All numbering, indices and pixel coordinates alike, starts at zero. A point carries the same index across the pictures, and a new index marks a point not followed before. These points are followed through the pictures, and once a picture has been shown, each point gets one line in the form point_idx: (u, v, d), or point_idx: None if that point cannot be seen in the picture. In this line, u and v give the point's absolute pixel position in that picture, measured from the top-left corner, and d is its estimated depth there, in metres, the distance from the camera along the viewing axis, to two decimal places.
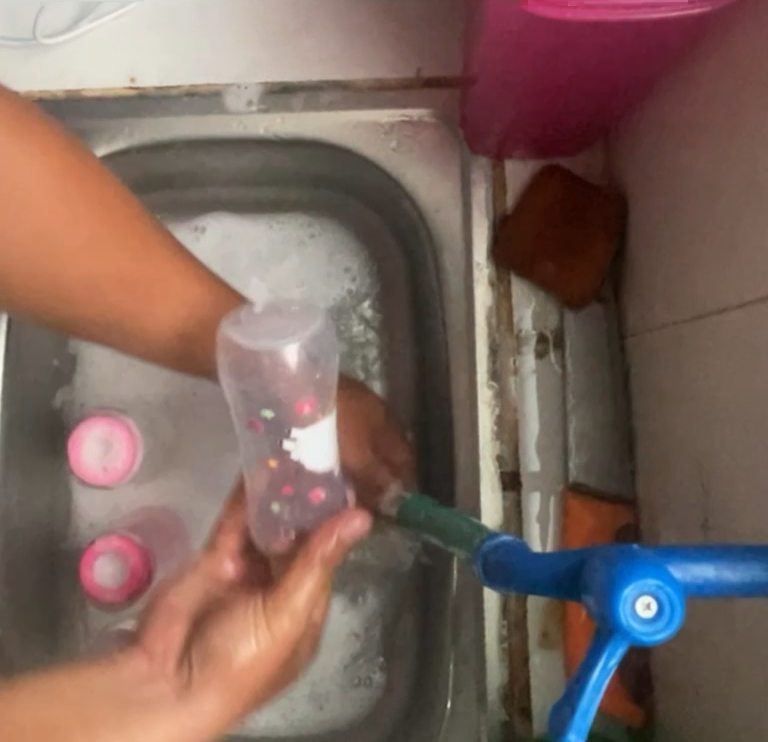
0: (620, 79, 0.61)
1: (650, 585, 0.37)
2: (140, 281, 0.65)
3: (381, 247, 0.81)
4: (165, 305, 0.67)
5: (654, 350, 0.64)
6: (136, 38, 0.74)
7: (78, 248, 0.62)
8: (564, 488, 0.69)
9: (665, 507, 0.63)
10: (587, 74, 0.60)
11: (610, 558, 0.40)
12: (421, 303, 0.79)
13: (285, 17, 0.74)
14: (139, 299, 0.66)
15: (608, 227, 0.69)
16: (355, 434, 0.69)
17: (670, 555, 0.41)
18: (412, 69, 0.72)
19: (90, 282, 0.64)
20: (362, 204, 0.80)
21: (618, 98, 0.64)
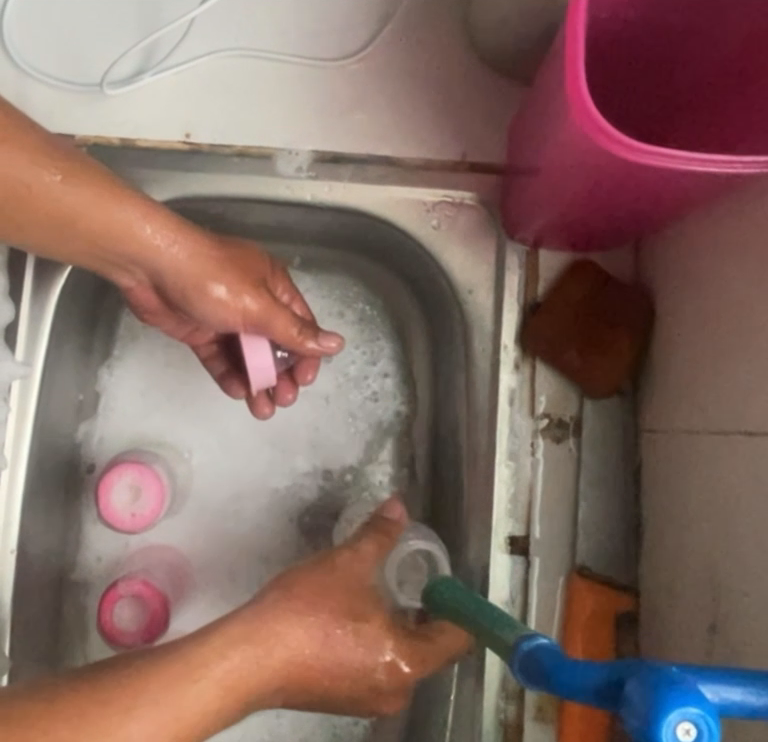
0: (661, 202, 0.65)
1: (692, 712, 0.40)
2: (68, 212, 0.60)
3: (405, 313, 0.86)
4: (109, 237, 0.63)
5: (670, 451, 0.68)
6: (194, 94, 0.77)
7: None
8: (569, 571, 0.73)
9: (668, 603, 0.66)
10: (633, 192, 0.64)
11: (650, 676, 0.42)
12: (439, 372, 0.83)
13: (340, 90, 0.77)
14: (87, 213, 0.60)
15: (633, 325, 0.73)
16: (232, 276, 0.67)
17: (701, 674, 0.43)
18: (457, 153, 0.77)
19: (22, 212, 0.59)
20: (395, 277, 0.84)
21: (655, 215, 0.68)
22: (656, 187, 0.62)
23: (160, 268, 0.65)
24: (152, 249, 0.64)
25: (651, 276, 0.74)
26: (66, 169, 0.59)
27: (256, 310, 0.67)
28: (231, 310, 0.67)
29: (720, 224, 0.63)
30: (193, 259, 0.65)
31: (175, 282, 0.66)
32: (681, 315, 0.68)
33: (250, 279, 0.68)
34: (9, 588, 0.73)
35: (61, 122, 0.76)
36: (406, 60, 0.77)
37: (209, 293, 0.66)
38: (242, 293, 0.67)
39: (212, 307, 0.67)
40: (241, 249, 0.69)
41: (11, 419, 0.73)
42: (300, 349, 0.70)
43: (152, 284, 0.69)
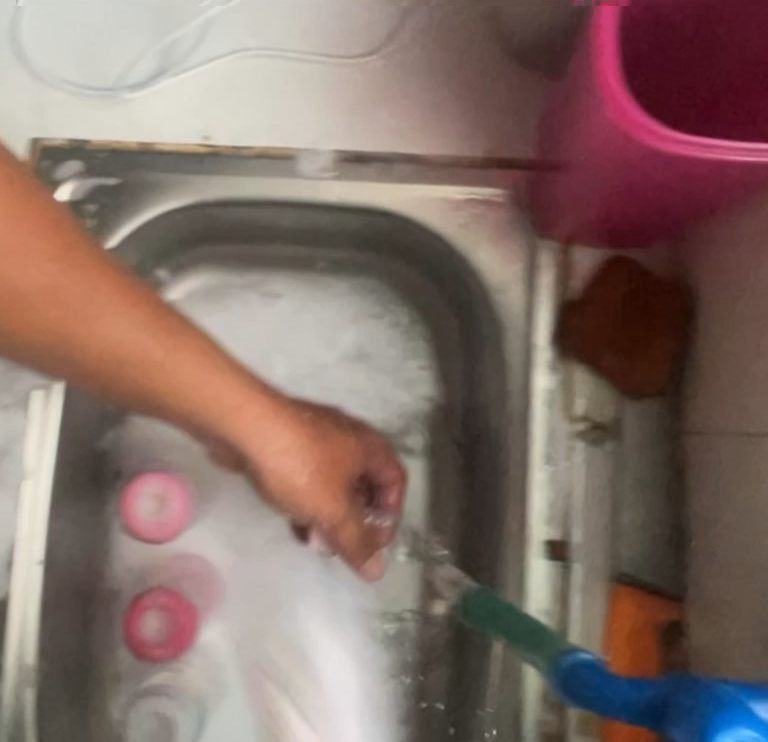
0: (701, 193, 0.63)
1: (742, 736, 0.39)
2: (185, 391, 0.59)
3: (438, 316, 0.81)
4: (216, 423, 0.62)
5: (714, 453, 0.65)
6: (215, 96, 0.75)
7: (101, 339, 0.55)
8: (611, 578, 0.70)
9: (715, 610, 0.63)
10: (671, 184, 0.61)
11: (697, 698, 0.41)
12: (474, 377, 0.78)
13: (362, 88, 0.75)
14: (202, 406, 0.60)
15: (671, 324, 0.70)
16: (321, 481, 0.69)
17: (750, 693, 0.42)
18: (485, 149, 0.75)
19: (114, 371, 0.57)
20: (425, 279, 0.80)
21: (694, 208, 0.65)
22: (694, 179, 0.59)
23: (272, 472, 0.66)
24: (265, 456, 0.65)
25: (689, 269, 0.71)
26: (184, 349, 0.58)
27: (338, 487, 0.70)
28: (312, 508, 0.70)
29: (763, 215, 0.60)
30: (294, 463, 0.66)
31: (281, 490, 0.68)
32: (723, 310, 0.66)
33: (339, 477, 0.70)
34: (37, 599, 0.72)
35: (80, 129, 0.75)
36: (429, 53, 0.75)
37: (301, 490, 0.67)
38: (322, 502, 0.69)
39: (298, 503, 0.68)
40: (337, 440, 0.70)
41: (33, 428, 0.73)
42: (356, 561, 0.76)
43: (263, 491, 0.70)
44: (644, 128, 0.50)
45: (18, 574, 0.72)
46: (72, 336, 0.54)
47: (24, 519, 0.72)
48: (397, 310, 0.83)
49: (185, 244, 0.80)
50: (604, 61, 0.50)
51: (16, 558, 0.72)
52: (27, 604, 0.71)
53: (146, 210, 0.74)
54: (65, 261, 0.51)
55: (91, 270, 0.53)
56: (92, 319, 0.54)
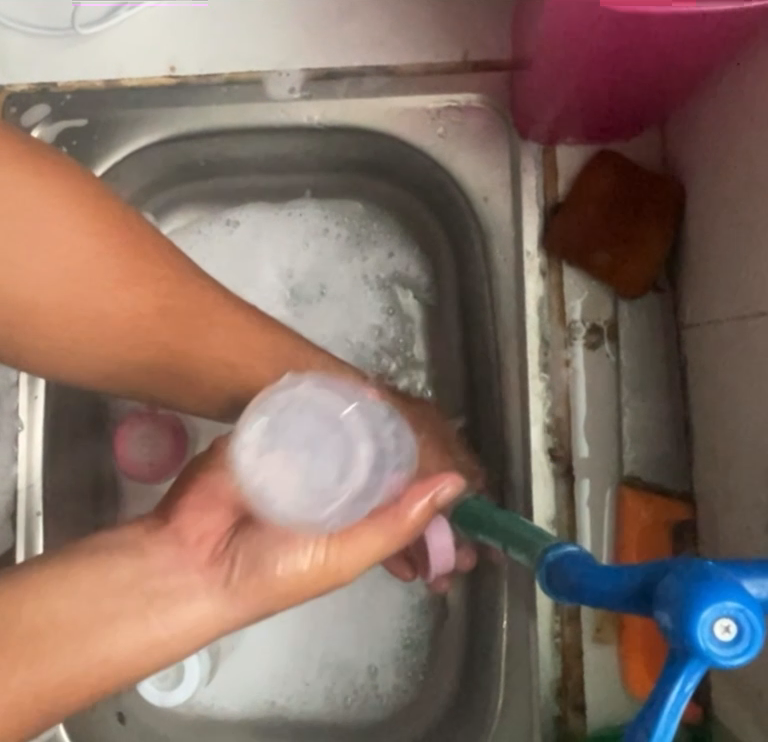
0: (679, 66, 0.59)
1: (730, 608, 0.37)
2: (223, 364, 0.61)
3: (426, 232, 0.79)
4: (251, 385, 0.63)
5: (715, 342, 0.63)
6: (174, 25, 0.73)
7: (198, 355, 0.61)
8: (618, 482, 0.68)
9: (727, 505, 0.61)
10: (646, 59, 0.58)
11: (683, 575, 0.39)
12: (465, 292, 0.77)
13: (327, 2, 0.72)
14: (236, 377, 0.62)
15: (663, 216, 0.67)
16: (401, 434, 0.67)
17: (740, 568, 0.39)
18: (458, 53, 0.71)
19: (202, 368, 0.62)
20: (406, 193, 0.78)
21: (674, 85, 0.62)
22: (668, 46, 0.56)
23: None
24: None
25: (678, 159, 0.68)
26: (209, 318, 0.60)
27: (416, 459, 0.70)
28: None
29: (746, 85, 0.57)
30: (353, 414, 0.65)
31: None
32: (716, 192, 0.62)
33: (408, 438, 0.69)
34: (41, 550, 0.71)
35: (42, 72, 0.73)
36: None
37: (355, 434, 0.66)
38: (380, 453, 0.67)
39: None
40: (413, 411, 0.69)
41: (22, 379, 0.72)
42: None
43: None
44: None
45: (20, 525, 0.71)
46: (172, 355, 0.61)
47: (21, 469, 0.72)
48: (379, 227, 0.81)
49: (163, 184, 0.79)
50: None
51: (16, 509, 0.72)
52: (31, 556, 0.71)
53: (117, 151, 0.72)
54: (157, 294, 0.58)
55: (187, 295, 0.59)
56: (122, 320, 0.58)
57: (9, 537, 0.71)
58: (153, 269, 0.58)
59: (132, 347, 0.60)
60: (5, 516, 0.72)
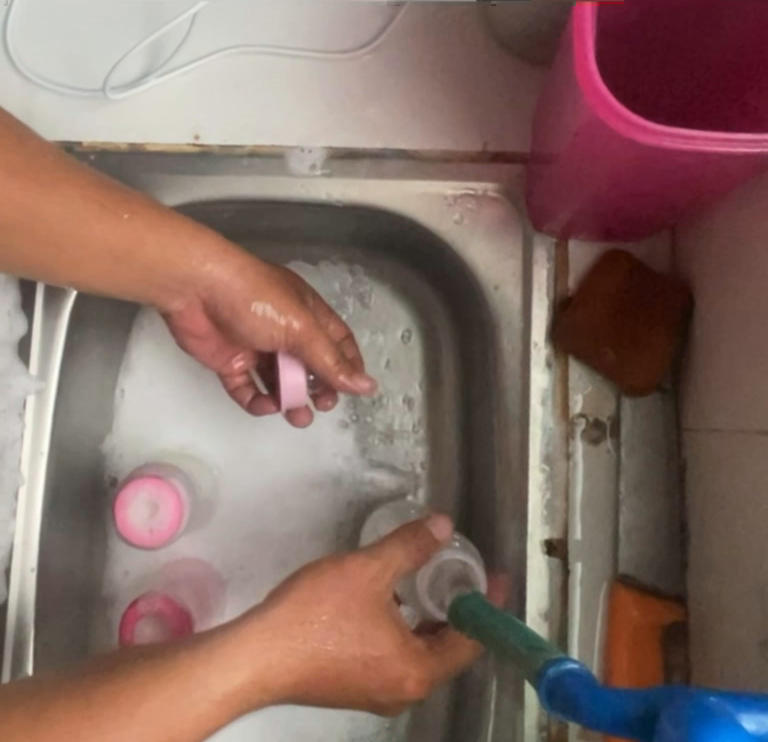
0: (697, 183, 0.61)
1: None
2: (115, 247, 0.60)
3: (432, 311, 0.82)
4: (163, 268, 0.63)
5: (715, 451, 0.64)
6: (200, 94, 0.74)
7: (135, 245, 0.60)
8: (611, 578, 0.69)
9: (718, 612, 0.62)
10: (665, 173, 0.60)
11: (685, 710, 0.39)
12: (469, 370, 0.79)
13: (353, 82, 0.73)
14: (126, 261, 0.61)
15: (670, 318, 0.68)
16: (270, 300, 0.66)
17: (739, 702, 0.40)
18: (478, 143, 0.72)
19: (123, 258, 0.61)
20: (427, 281, 0.80)
21: (689, 198, 0.64)
22: (689, 167, 0.57)
23: (213, 291, 0.65)
24: (203, 270, 0.63)
25: (689, 264, 0.69)
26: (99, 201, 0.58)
27: (298, 339, 0.67)
28: (275, 333, 0.67)
29: (761, 208, 0.58)
30: (239, 287, 0.65)
31: (221, 299, 0.66)
32: (723, 303, 0.64)
33: (292, 302, 0.66)
34: (31, 605, 0.72)
35: (69, 130, 0.74)
36: (418, 44, 0.73)
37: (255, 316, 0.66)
38: (284, 322, 0.66)
39: (254, 327, 0.67)
40: (284, 276, 0.68)
41: (27, 433, 0.72)
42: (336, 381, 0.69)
43: (202, 305, 0.68)
44: (631, 125, 0.48)
45: (14, 580, 0.71)
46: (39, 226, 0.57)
47: (18, 527, 0.72)
48: (399, 309, 0.83)
49: None
50: (586, 58, 0.48)
51: (10, 565, 0.71)
52: (24, 611, 0.71)
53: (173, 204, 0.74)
54: (86, 194, 0.58)
55: (38, 161, 0.56)
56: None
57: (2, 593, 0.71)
58: (5, 146, 0.54)
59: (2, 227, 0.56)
60: None
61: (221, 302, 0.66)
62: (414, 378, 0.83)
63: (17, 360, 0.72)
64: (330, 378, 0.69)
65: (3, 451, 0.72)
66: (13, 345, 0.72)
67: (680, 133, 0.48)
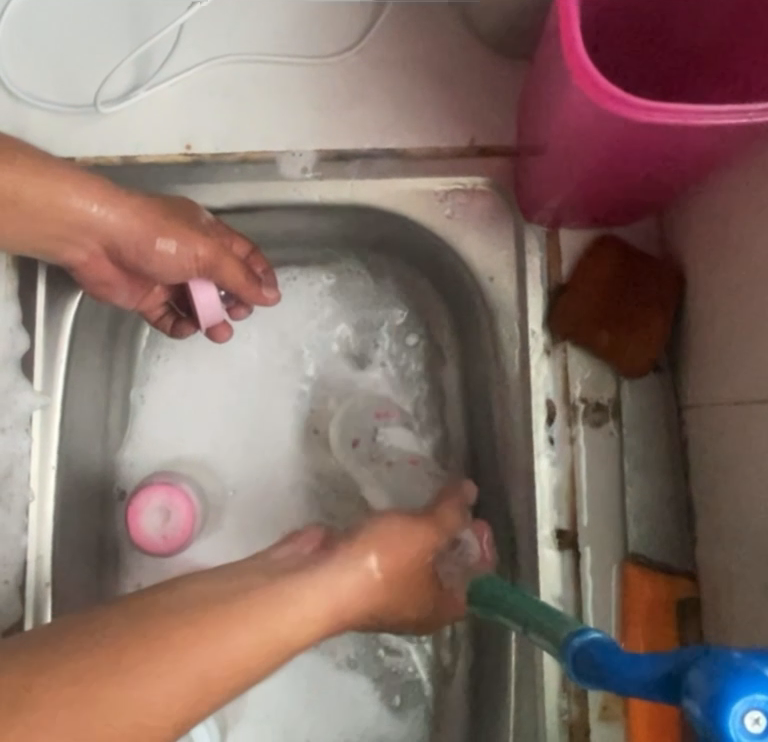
0: (687, 164, 0.62)
1: (759, 701, 0.38)
2: (17, 201, 0.62)
3: (426, 303, 0.83)
4: (57, 220, 0.65)
5: (716, 425, 0.65)
6: (190, 104, 0.75)
7: (28, 200, 0.63)
8: (622, 560, 0.70)
9: (728, 584, 0.63)
10: (656, 157, 0.61)
11: (706, 665, 0.40)
12: (468, 357, 0.80)
13: (338, 84, 0.75)
14: (20, 213, 0.63)
15: (665, 299, 0.70)
16: (169, 230, 0.67)
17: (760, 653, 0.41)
18: (465, 138, 0.74)
19: (49, 216, 0.64)
20: (428, 282, 0.82)
21: (679, 178, 0.65)
22: (669, 147, 0.59)
23: (112, 234, 0.67)
24: (94, 218, 0.66)
25: (679, 246, 0.70)
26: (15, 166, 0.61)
27: (211, 266, 0.71)
28: (185, 260, 0.69)
29: (747, 181, 0.60)
30: (133, 223, 0.66)
31: (126, 244, 0.68)
32: (714, 280, 0.65)
33: (194, 232, 0.69)
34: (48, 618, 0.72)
35: (60, 146, 0.75)
36: (402, 46, 0.75)
37: (157, 249, 0.68)
38: (191, 246, 0.69)
39: (163, 265, 0.70)
40: (178, 203, 0.70)
41: (35, 449, 0.73)
42: (246, 293, 0.74)
43: (105, 253, 0.70)
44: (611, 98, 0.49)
45: (28, 595, 0.72)
46: None
47: (31, 542, 0.73)
48: (382, 289, 0.84)
49: None
50: (574, 46, 0.49)
51: (25, 581, 0.72)
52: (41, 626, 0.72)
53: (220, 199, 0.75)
54: (22, 170, 0.62)
55: None
56: None
57: (17, 608, 0.72)
58: None
59: None
60: (13, 587, 0.72)
61: (128, 249, 0.68)
62: (417, 360, 0.84)
63: (21, 376, 0.73)
64: (242, 290, 0.74)
65: (12, 467, 0.73)
66: (17, 361, 0.73)
67: (658, 106, 0.49)
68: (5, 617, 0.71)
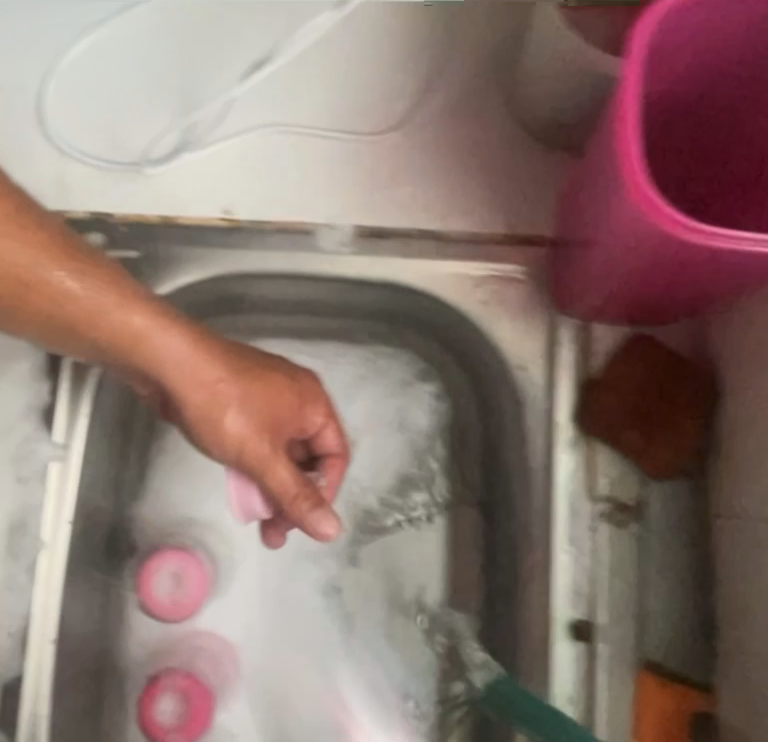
0: (723, 286, 0.62)
1: None
2: (87, 318, 0.53)
3: (450, 379, 0.79)
4: (119, 350, 0.55)
5: (742, 536, 0.64)
6: (234, 170, 0.75)
7: (97, 321, 0.54)
8: (638, 664, 0.68)
9: (747, 703, 0.61)
10: (697, 278, 0.61)
11: None
12: (493, 436, 0.76)
13: (381, 162, 0.75)
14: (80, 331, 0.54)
15: (697, 406, 0.69)
16: (245, 404, 0.58)
17: None
18: (504, 224, 0.74)
19: (124, 355, 0.56)
20: (452, 356, 0.78)
21: (712, 297, 0.65)
22: (712, 271, 0.59)
23: (169, 382, 0.57)
24: (167, 367, 0.56)
25: (716, 350, 0.70)
26: (91, 280, 0.53)
27: (294, 479, 0.59)
28: (231, 447, 0.59)
29: None
30: (210, 388, 0.58)
31: (191, 407, 0.58)
32: (746, 390, 0.65)
33: (266, 441, 0.59)
34: (49, 676, 0.71)
35: (101, 203, 0.75)
36: (451, 130, 0.75)
37: (214, 421, 0.58)
38: (256, 443, 0.59)
39: (213, 437, 0.59)
40: (280, 381, 0.61)
41: (49, 502, 0.72)
42: (293, 511, 0.59)
43: (161, 402, 0.62)
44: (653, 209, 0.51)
45: (31, 649, 0.71)
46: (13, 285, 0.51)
47: (38, 597, 0.72)
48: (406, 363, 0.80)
49: None
50: (632, 163, 0.50)
51: (28, 634, 0.71)
52: (40, 681, 0.71)
53: (257, 259, 0.74)
54: (111, 294, 0.53)
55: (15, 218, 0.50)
56: None
57: (18, 662, 0.71)
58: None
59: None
60: (16, 639, 0.71)
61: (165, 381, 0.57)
62: (438, 439, 0.80)
63: (41, 428, 0.73)
64: (287, 508, 0.59)
65: (26, 519, 0.72)
66: (39, 412, 0.74)
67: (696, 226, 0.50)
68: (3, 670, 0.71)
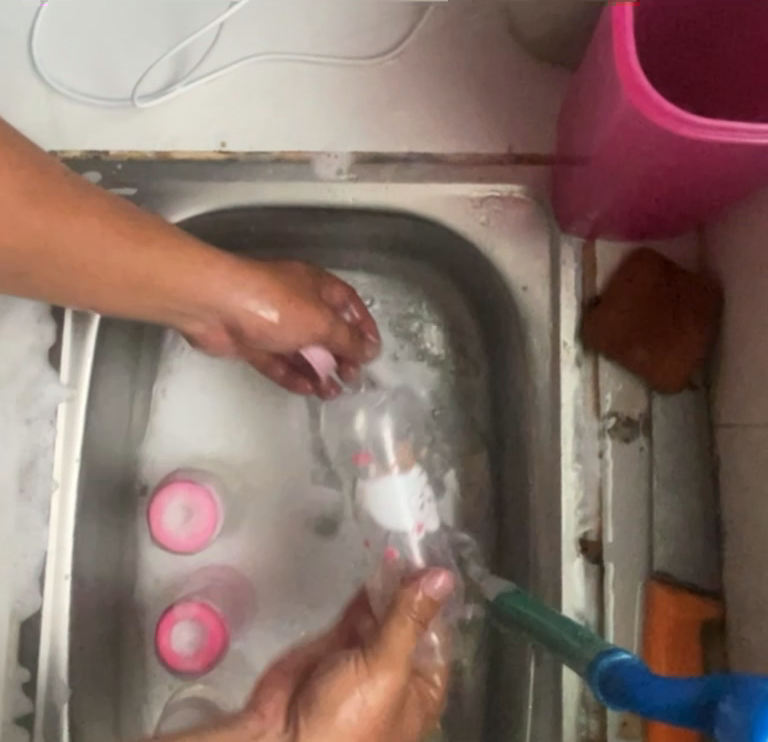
0: (722, 188, 0.62)
1: None
2: (144, 275, 0.61)
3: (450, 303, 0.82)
4: (179, 291, 0.64)
5: (747, 444, 0.64)
6: (228, 101, 0.75)
7: (135, 266, 0.60)
8: (647, 576, 0.69)
9: (756, 607, 0.62)
10: (695, 180, 0.61)
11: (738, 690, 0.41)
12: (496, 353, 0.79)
13: (378, 87, 0.74)
14: (151, 290, 0.63)
15: (702, 320, 0.69)
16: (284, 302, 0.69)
17: None
18: (503, 145, 0.73)
19: (185, 296, 0.65)
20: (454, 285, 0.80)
21: (712, 203, 0.65)
22: (710, 171, 0.59)
23: (231, 308, 0.67)
24: (224, 297, 0.66)
25: (720, 261, 0.69)
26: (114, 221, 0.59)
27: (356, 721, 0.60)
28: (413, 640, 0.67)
29: None
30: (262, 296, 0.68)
31: (242, 325, 0.69)
32: (751, 298, 0.65)
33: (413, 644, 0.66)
34: (66, 612, 0.72)
35: (95, 140, 0.74)
36: (446, 52, 0.74)
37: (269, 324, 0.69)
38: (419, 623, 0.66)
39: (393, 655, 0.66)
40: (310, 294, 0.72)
41: (58, 441, 0.73)
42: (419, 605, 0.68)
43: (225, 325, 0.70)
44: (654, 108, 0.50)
45: (48, 587, 0.72)
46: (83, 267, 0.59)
47: (52, 536, 0.72)
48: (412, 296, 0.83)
49: None
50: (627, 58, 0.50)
51: (44, 571, 0.72)
52: (58, 615, 0.72)
53: (250, 189, 0.73)
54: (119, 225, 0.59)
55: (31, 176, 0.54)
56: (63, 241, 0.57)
57: (36, 598, 0.72)
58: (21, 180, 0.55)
59: (59, 275, 0.59)
60: (33, 578, 0.72)
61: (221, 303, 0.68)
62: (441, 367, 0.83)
63: (49, 367, 0.73)
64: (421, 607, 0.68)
65: (36, 458, 0.72)
66: (44, 353, 0.73)
67: (687, 116, 0.50)
68: (24, 609, 0.71)
